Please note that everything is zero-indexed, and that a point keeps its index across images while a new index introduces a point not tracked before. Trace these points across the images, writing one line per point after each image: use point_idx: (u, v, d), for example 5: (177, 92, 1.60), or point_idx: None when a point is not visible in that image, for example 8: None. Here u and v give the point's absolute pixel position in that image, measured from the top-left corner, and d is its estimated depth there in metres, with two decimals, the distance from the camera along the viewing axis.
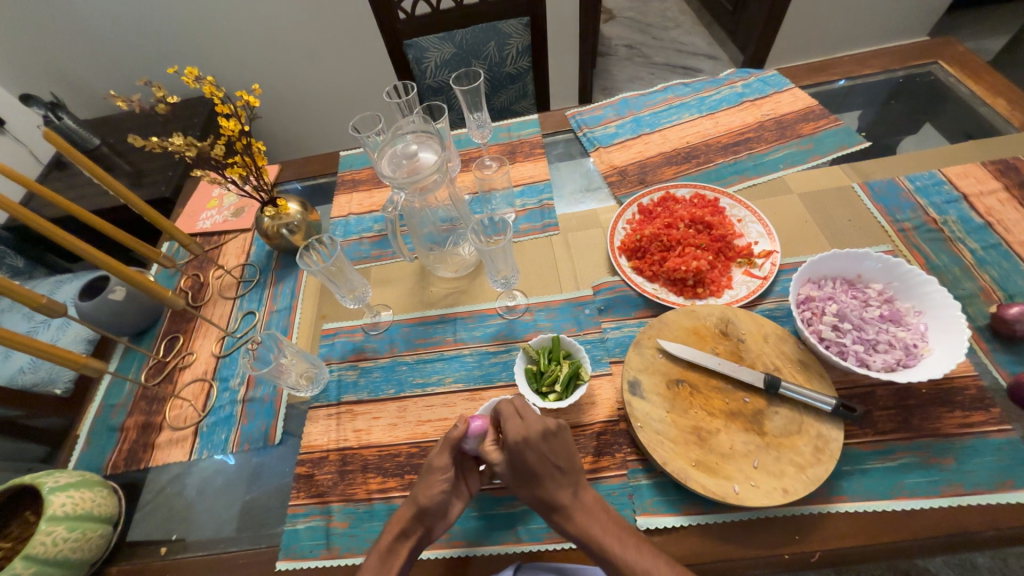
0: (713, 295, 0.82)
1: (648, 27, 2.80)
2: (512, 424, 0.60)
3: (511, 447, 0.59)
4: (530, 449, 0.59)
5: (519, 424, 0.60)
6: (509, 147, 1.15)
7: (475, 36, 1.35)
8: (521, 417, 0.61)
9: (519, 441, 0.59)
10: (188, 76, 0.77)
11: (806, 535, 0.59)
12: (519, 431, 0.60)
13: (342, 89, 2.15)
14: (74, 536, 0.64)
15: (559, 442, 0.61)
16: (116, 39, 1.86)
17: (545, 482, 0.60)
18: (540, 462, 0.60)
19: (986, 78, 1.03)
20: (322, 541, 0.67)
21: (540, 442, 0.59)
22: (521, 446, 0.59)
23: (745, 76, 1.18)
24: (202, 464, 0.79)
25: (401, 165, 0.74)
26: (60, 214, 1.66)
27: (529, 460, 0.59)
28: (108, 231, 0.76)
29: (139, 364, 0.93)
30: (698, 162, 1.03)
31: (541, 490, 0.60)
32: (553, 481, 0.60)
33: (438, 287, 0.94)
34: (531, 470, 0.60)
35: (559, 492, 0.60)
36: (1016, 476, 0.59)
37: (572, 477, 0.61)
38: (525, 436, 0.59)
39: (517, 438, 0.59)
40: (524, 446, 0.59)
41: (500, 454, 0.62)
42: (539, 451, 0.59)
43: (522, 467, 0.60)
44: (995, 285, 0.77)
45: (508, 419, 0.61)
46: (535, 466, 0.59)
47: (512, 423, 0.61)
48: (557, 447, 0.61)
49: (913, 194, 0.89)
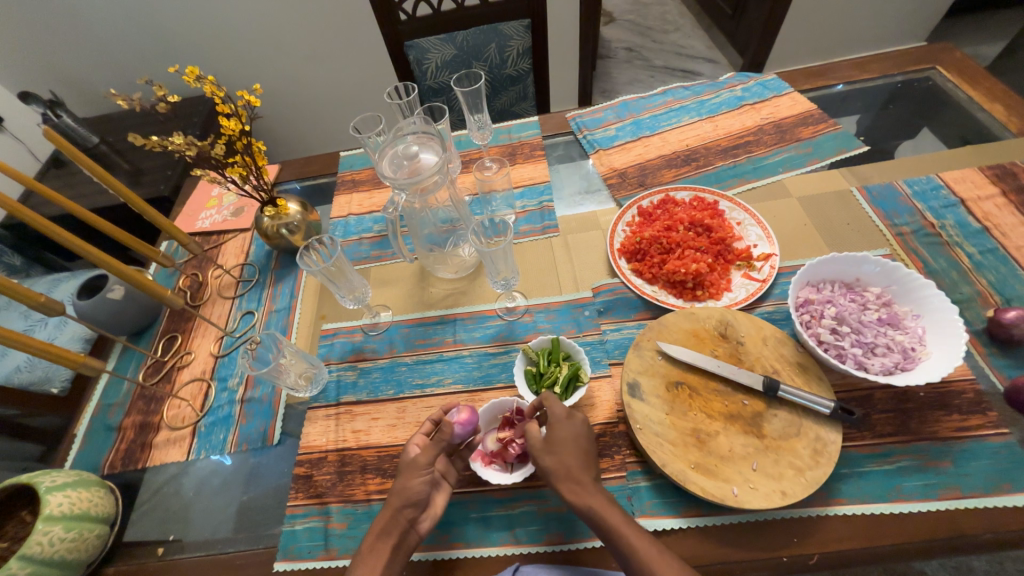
0: (712, 298, 0.82)
1: (648, 30, 2.81)
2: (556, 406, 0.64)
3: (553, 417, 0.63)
4: (568, 423, 0.62)
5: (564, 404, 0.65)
6: (509, 149, 1.15)
7: (476, 38, 1.35)
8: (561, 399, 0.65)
9: (561, 414, 0.63)
10: (189, 75, 0.77)
11: (804, 537, 0.59)
12: (563, 409, 0.64)
13: (342, 90, 2.15)
14: (71, 537, 0.64)
15: (590, 433, 0.64)
16: (116, 38, 1.86)
17: (569, 456, 0.60)
18: (573, 438, 0.62)
19: (984, 84, 1.03)
20: (320, 543, 0.67)
21: (577, 423, 0.63)
22: (562, 418, 0.63)
23: (744, 80, 1.19)
24: (200, 465, 0.79)
25: (402, 165, 0.74)
26: (58, 212, 1.65)
27: (565, 431, 0.62)
28: (106, 229, 0.75)
29: (137, 364, 0.93)
30: (698, 165, 1.04)
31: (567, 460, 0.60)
32: (576, 455, 0.61)
33: (437, 288, 0.94)
34: (562, 440, 0.61)
35: (579, 469, 0.60)
36: (1014, 479, 0.60)
37: (591, 464, 0.62)
38: (568, 412, 0.64)
39: (560, 411, 0.63)
40: (564, 419, 0.63)
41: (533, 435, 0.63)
42: (574, 428, 0.62)
43: (556, 435, 0.62)
44: (993, 289, 0.78)
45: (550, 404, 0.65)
46: (566, 438, 0.61)
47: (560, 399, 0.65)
48: (588, 434, 0.63)
49: (912, 198, 0.90)
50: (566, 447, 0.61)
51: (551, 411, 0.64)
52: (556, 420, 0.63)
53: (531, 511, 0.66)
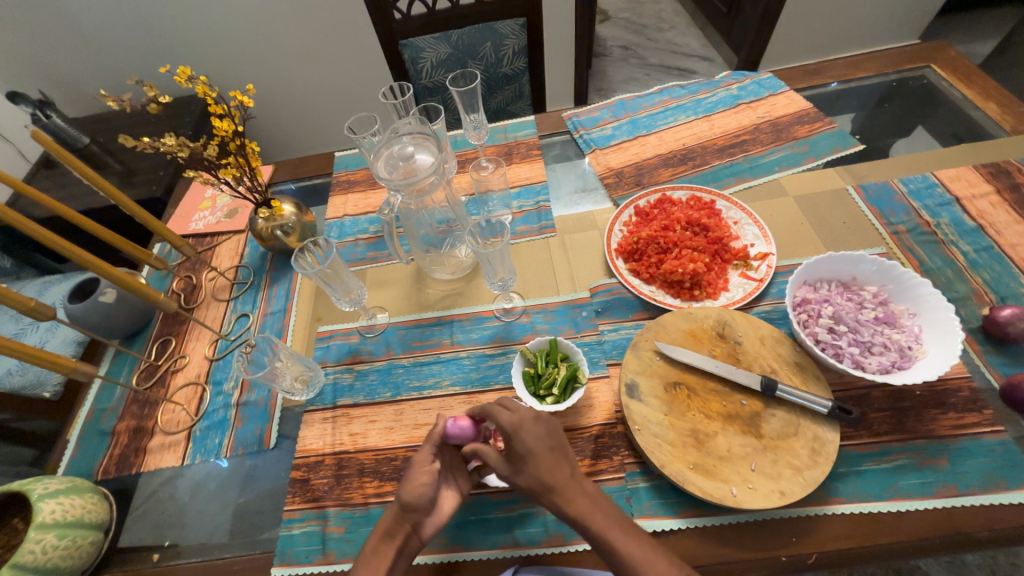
0: (710, 297, 0.82)
1: (643, 28, 2.81)
2: (503, 414, 0.60)
3: (505, 434, 0.59)
4: (523, 432, 0.59)
5: (510, 410, 0.60)
6: (505, 149, 1.14)
7: (472, 36, 1.34)
8: (509, 406, 0.61)
9: (511, 426, 0.59)
10: (180, 76, 0.75)
11: (803, 536, 0.59)
12: (511, 417, 0.60)
13: (336, 89, 2.13)
14: (65, 544, 0.63)
15: (551, 427, 0.61)
16: (107, 37, 1.84)
17: (540, 463, 0.58)
18: (536, 443, 0.59)
19: (978, 82, 1.04)
20: (319, 547, 0.67)
21: (532, 425, 0.60)
22: (514, 430, 0.58)
23: (741, 79, 1.19)
24: (195, 469, 0.78)
25: (398, 166, 0.74)
26: (47, 213, 1.63)
27: (523, 443, 0.58)
28: (97, 232, 0.74)
29: (130, 368, 0.92)
30: (695, 164, 1.04)
31: (546, 472, 0.58)
32: (547, 460, 0.58)
33: (434, 289, 0.93)
34: (525, 452, 0.58)
35: (554, 472, 0.58)
36: (1010, 477, 0.60)
37: (565, 459, 0.60)
38: (516, 420, 0.59)
39: (509, 423, 0.59)
40: (516, 430, 0.58)
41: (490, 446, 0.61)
42: (531, 435, 0.59)
43: (517, 451, 0.58)
44: (988, 287, 0.78)
45: (496, 413, 0.60)
46: (530, 449, 0.58)
47: (505, 410, 0.60)
48: (549, 428, 0.61)
49: (907, 197, 0.90)
50: (535, 458, 0.58)
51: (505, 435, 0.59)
52: (517, 440, 0.58)
53: (531, 513, 0.65)
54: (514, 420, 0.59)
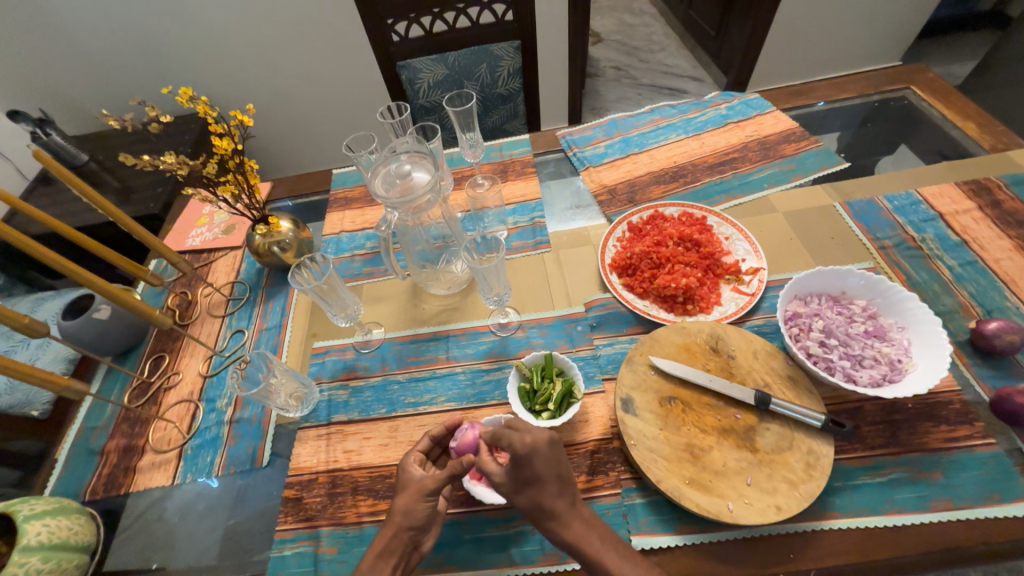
0: (702, 312, 0.83)
1: (635, 50, 2.89)
2: (514, 435, 0.58)
3: (517, 458, 0.57)
4: (535, 457, 0.57)
5: (525, 434, 0.58)
6: (501, 166, 1.17)
7: (468, 58, 1.37)
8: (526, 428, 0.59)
9: (525, 449, 0.57)
10: (182, 96, 0.77)
11: (799, 553, 0.59)
12: (525, 443, 0.57)
13: (335, 107, 2.16)
14: (47, 568, 0.61)
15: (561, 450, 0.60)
16: (110, 57, 1.87)
17: (548, 485, 0.58)
18: (548, 464, 0.58)
19: (957, 103, 1.07)
20: (310, 568, 0.66)
21: (546, 449, 0.58)
22: (528, 455, 0.57)
23: (729, 99, 1.22)
24: (185, 488, 0.77)
25: (394, 184, 0.75)
26: (44, 230, 1.64)
27: (535, 464, 0.57)
28: (91, 248, 0.74)
29: (123, 385, 0.91)
30: (686, 181, 1.06)
31: (542, 491, 0.57)
32: (554, 483, 0.58)
33: (430, 304, 0.94)
34: (539, 471, 0.58)
35: (558, 498, 0.58)
36: (1002, 490, 0.60)
37: (571, 484, 0.59)
38: (531, 444, 0.57)
39: (523, 448, 0.57)
40: (529, 455, 0.57)
41: (499, 466, 0.60)
42: (544, 459, 0.58)
43: (527, 470, 0.57)
44: (974, 300, 0.80)
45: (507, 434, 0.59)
46: (540, 471, 0.57)
47: (518, 432, 0.59)
48: (559, 455, 0.60)
49: (892, 213, 0.92)
50: (543, 480, 0.57)
51: (518, 457, 0.57)
52: (521, 462, 0.57)
53: (526, 530, 0.65)
54: (528, 444, 0.57)
